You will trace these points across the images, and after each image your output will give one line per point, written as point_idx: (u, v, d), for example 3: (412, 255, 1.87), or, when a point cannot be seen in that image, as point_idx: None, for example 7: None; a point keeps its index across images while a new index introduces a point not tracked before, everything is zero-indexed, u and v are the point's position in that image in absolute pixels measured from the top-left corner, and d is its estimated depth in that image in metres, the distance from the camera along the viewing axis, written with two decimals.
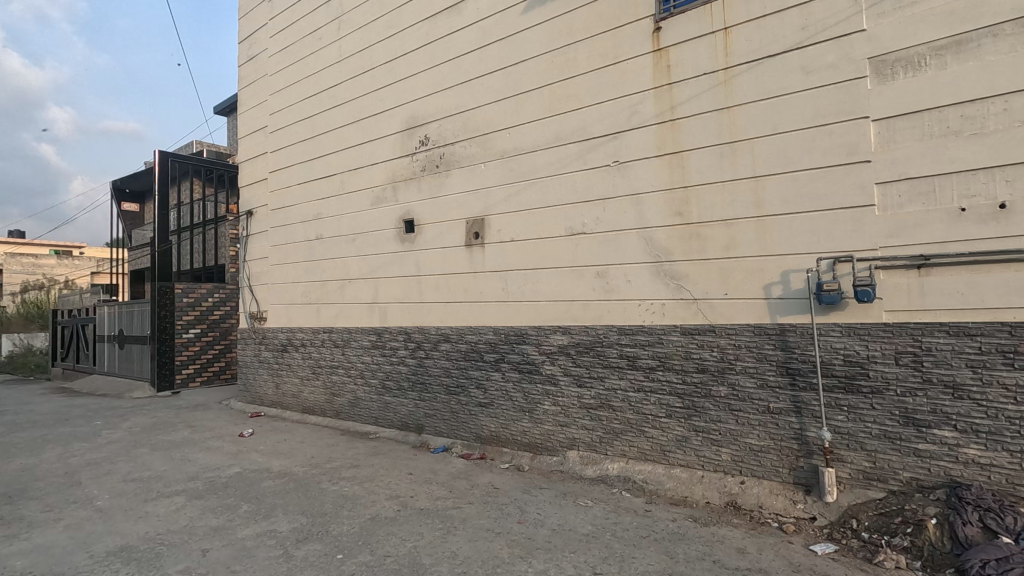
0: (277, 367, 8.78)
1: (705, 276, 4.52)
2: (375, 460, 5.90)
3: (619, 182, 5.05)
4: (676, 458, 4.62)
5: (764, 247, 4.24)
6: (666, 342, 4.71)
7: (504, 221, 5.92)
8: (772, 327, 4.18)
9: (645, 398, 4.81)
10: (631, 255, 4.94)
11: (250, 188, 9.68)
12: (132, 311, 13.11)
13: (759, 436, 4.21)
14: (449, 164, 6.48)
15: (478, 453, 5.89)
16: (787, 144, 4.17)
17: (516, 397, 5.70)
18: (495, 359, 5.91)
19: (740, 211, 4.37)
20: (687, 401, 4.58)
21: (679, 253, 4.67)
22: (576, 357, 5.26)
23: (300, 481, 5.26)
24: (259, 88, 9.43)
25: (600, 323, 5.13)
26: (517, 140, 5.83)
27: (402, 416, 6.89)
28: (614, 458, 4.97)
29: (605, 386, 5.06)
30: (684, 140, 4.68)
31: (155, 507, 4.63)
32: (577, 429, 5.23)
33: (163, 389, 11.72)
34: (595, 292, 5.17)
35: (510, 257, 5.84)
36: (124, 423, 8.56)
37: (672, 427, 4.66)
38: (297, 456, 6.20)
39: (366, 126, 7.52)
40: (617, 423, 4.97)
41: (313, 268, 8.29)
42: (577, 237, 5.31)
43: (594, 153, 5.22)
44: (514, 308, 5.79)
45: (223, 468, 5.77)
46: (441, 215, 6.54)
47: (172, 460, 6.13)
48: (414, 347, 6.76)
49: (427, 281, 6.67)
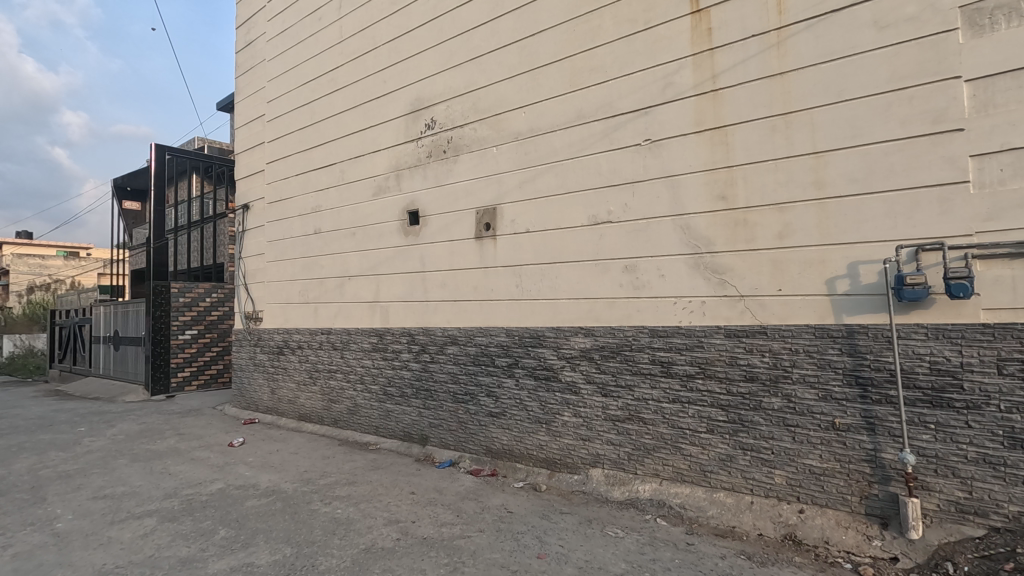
0: (272, 371, 8.22)
1: (754, 269, 3.91)
2: (374, 475, 5.29)
3: (651, 164, 4.43)
4: (719, 481, 3.98)
5: (827, 235, 3.61)
6: (706, 346, 4.08)
7: (517, 210, 5.32)
8: (836, 329, 3.55)
9: (681, 412, 4.19)
10: (665, 246, 4.33)
11: (246, 180, 9.14)
12: (128, 311, 12.63)
13: (822, 457, 3.57)
14: (457, 149, 5.90)
15: (488, 470, 5.28)
16: (855, 113, 3.54)
17: (531, 407, 5.09)
18: (508, 364, 5.30)
19: (798, 193, 3.74)
20: (733, 415, 3.95)
21: (723, 243, 4.05)
22: (600, 362, 4.65)
23: (288, 501, 4.66)
24: (256, 75, 8.90)
25: (629, 324, 4.51)
26: (534, 120, 5.23)
27: (404, 426, 6.29)
28: (645, 478, 4.34)
29: (634, 396, 4.44)
30: (729, 114, 4.06)
31: (120, 533, 4.05)
32: (602, 444, 4.61)
33: (157, 393, 11.18)
34: (622, 289, 4.55)
35: (525, 250, 5.24)
36: (109, 430, 8.01)
37: (713, 444, 4.03)
38: (289, 470, 5.61)
39: (368, 110, 6.95)
40: (649, 438, 4.35)
41: (311, 265, 7.73)
42: (602, 227, 4.70)
43: (622, 132, 4.61)
44: (530, 307, 5.18)
45: (205, 484, 5.19)
46: (448, 206, 5.96)
47: (151, 474, 5.56)
48: (417, 350, 6.17)
49: (432, 278, 6.08)
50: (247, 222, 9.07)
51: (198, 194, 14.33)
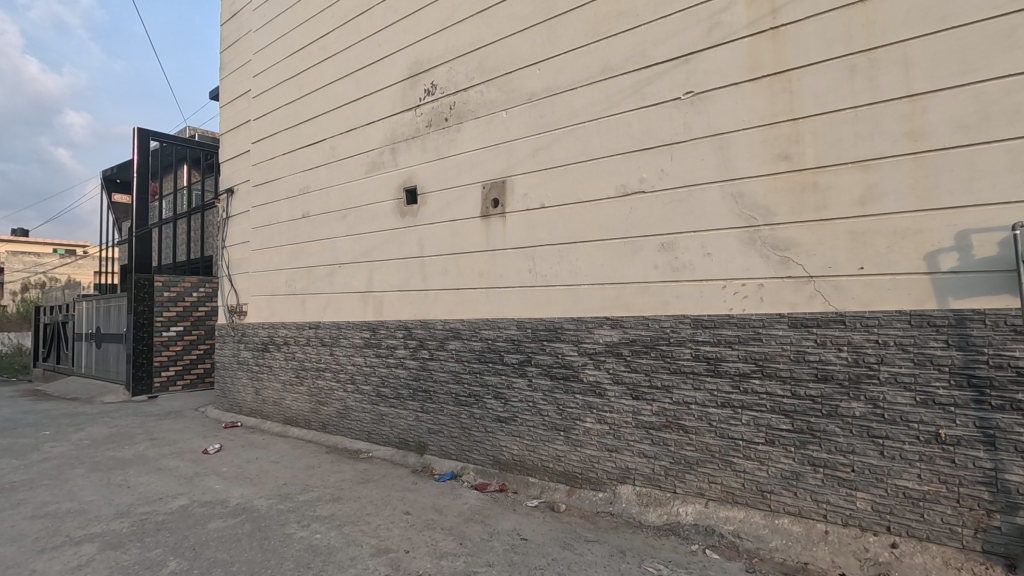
0: (257, 370, 7.50)
1: (827, 243, 3.17)
2: (363, 490, 4.56)
3: (693, 120, 3.70)
4: (782, 504, 3.24)
5: (925, 198, 2.89)
6: (765, 339, 3.34)
7: (531, 183, 4.59)
8: (940, 317, 2.81)
9: (733, 419, 3.45)
10: (712, 219, 3.59)
11: (231, 163, 8.42)
12: (110, 307, 11.93)
13: (920, 478, 2.85)
14: (460, 115, 5.17)
15: (495, 484, 4.54)
16: (964, 43, 2.81)
17: (547, 412, 4.36)
18: (519, 362, 4.57)
19: (886, 147, 3.00)
20: (800, 424, 3.21)
21: (787, 212, 3.32)
22: (630, 358, 3.92)
23: (259, 521, 3.93)
24: (242, 48, 8.19)
25: (666, 313, 3.77)
26: (550, 78, 4.50)
27: (399, 431, 5.55)
28: (685, 499, 3.60)
29: (672, 400, 3.71)
30: (793, 54, 3.32)
31: (48, 565, 3.31)
32: (633, 456, 3.87)
33: (138, 393, 10.46)
34: (658, 271, 3.81)
35: (540, 229, 4.51)
36: (76, 434, 7.28)
37: (775, 459, 3.29)
38: (266, 483, 4.88)
39: (362, 78, 6.22)
40: (690, 450, 3.62)
41: (298, 253, 7.00)
42: (632, 198, 3.96)
43: (657, 85, 3.88)
44: (543, 295, 4.45)
45: (166, 500, 4.45)
46: (450, 181, 5.23)
47: (106, 487, 4.82)
48: (415, 345, 5.43)
49: (432, 263, 5.35)
50: (231, 208, 8.34)
51: (186, 184, 13.59)
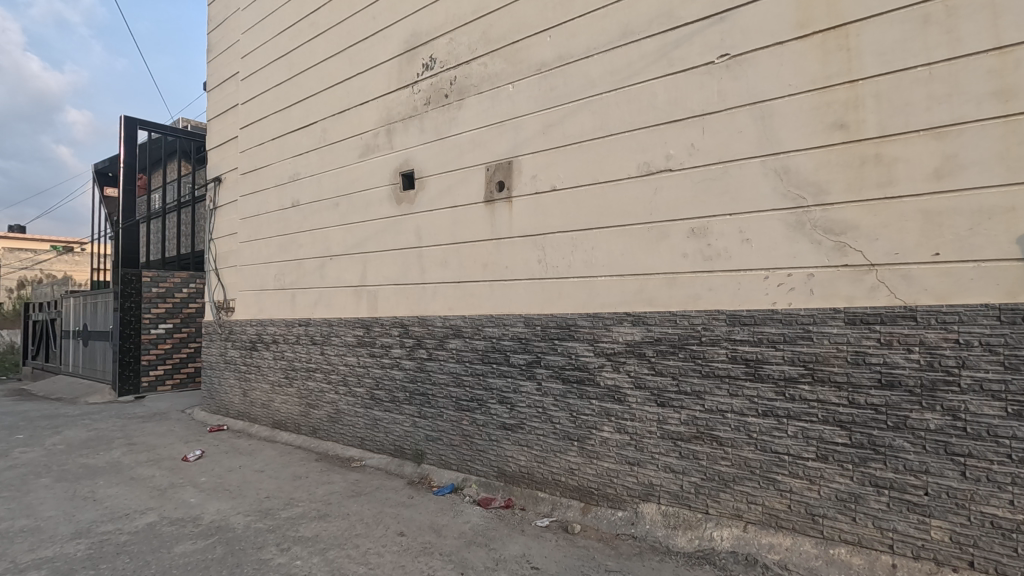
0: (244, 370, 7.03)
1: (892, 225, 2.70)
2: (353, 505, 4.09)
3: (728, 87, 3.23)
4: (837, 530, 2.78)
5: (1017, 169, 2.42)
6: (817, 338, 2.86)
7: (540, 163, 4.12)
8: None
9: (777, 431, 2.98)
10: (752, 200, 3.12)
11: (218, 150, 7.95)
12: (97, 302, 11.47)
13: (1013, 505, 2.39)
14: (461, 91, 4.70)
15: (500, 500, 4.08)
16: None
17: (558, 419, 3.89)
18: (527, 363, 4.10)
19: (966, 111, 2.53)
20: (860, 438, 2.74)
21: (843, 190, 2.84)
22: (654, 360, 3.44)
23: (232, 544, 3.46)
24: (230, 28, 7.71)
25: (696, 308, 3.29)
26: (563, 45, 4.03)
27: (394, 438, 5.08)
28: (720, 521, 3.14)
29: (704, 407, 3.24)
30: (851, 6, 2.85)
31: None
32: (657, 471, 3.40)
33: (125, 393, 10.01)
34: (688, 260, 3.34)
35: (551, 214, 4.05)
36: (51, 438, 6.81)
37: (828, 478, 2.82)
38: (247, 496, 4.41)
39: (355, 54, 5.75)
40: (726, 466, 3.15)
41: (288, 244, 6.53)
42: (657, 177, 3.49)
43: (686, 49, 3.41)
44: (555, 289, 3.98)
45: (133, 516, 3.99)
46: (451, 163, 4.76)
47: (68, 501, 4.34)
48: (412, 344, 4.96)
49: (431, 254, 4.88)
50: (219, 198, 7.87)
51: (177, 176, 13.12)
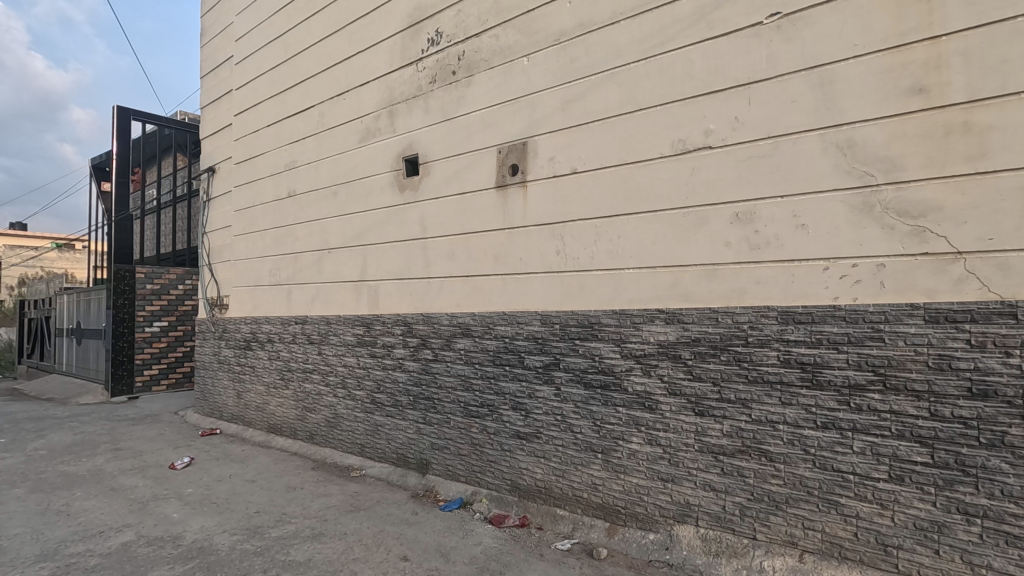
0: (238, 371, 6.65)
1: (983, 206, 2.28)
2: (351, 522, 3.70)
3: (780, 51, 2.82)
4: (915, 564, 2.39)
5: None
6: (890, 340, 2.45)
7: (559, 143, 3.71)
8: None
9: (840, 447, 2.57)
10: (809, 180, 2.71)
11: (212, 139, 7.55)
12: (91, 300, 11.11)
13: None
14: (470, 67, 4.29)
15: (515, 517, 3.68)
16: None
17: (579, 429, 3.49)
18: (543, 366, 3.70)
19: None
20: (944, 457, 2.33)
21: (921, 166, 2.42)
22: (691, 364, 3.03)
23: (214, 570, 3.06)
24: (223, 10, 7.30)
25: (741, 305, 2.88)
26: (585, 12, 3.61)
27: (397, 446, 4.69)
28: (770, 549, 2.74)
29: (751, 418, 2.83)
30: None
31: None
32: (695, 489, 2.99)
33: (118, 393, 9.64)
34: (731, 249, 2.93)
35: (570, 200, 3.64)
36: (33, 442, 6.43)
37: (903, 503, 2.42)
38: (235, 511, 4.02)
39: (354, 32, 5.34)
40: (777, 485, 2.74)
41: (283, 237, 6.13)
42: (695, 156, 3.08)
43: (729, 9, 2.99)
44: (575, 283, 3.57)
45: (107, 535, 3.59)
46: (458, 146, 4.35)
47: (39, 516, 3.95)
48: (416, 345, 4.56)
49: (436, 246, 4.48)
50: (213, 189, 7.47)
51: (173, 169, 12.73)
